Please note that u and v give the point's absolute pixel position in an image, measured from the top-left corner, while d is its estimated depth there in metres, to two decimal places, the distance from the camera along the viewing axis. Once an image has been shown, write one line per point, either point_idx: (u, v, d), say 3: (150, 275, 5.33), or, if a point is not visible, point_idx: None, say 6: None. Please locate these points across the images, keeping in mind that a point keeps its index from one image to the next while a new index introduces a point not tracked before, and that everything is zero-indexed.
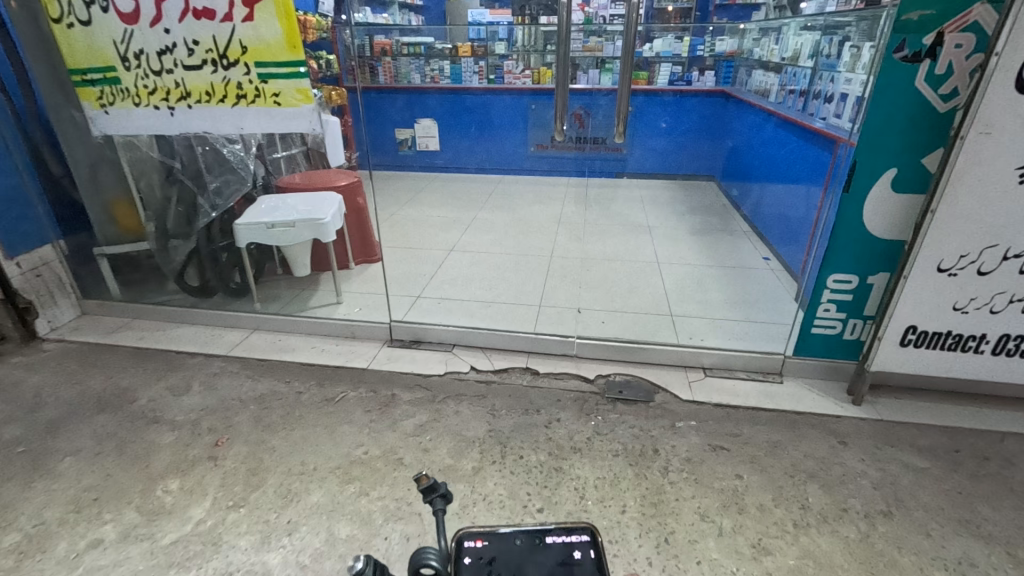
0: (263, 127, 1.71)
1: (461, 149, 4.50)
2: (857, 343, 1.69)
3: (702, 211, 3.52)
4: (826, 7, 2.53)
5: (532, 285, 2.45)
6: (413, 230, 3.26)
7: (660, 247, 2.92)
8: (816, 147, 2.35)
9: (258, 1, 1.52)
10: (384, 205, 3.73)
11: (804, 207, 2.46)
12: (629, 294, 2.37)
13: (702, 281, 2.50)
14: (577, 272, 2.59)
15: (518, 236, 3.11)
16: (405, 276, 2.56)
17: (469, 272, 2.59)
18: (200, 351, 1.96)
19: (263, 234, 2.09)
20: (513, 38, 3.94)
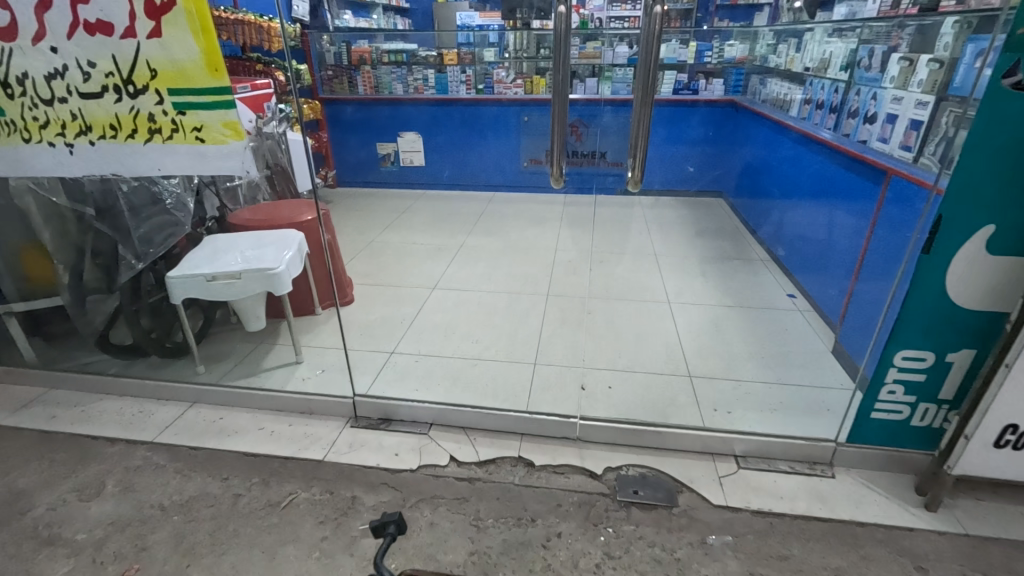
0: (187, 167, 1.37)
1: (446, 161, 4.09)
2: (927, 430, 1.36)
3: (714, 234, 3.19)
4: (859, 12, 2.22)
5: (526, 337, 2.11)
6: (392, 260, 2.91)
7: (670, 281, 2.58)
8: (851, 174, 2.03)
9: (166, 11, 1.17)
10: (363, 228, 3.37)
11: (837, 242, 2.14)
12: (638, 346, 2.03)
13: (721, 327, 2.17)
14: (578, 317, 2.25)
15: (510, 267, 2.75)
16: (379, 325, 2.21)
17: (453, 319, 2.25)
18: (122, 436, 1.61)
19: (202, 288, 1.75)
20: (504, 42, 3.56)
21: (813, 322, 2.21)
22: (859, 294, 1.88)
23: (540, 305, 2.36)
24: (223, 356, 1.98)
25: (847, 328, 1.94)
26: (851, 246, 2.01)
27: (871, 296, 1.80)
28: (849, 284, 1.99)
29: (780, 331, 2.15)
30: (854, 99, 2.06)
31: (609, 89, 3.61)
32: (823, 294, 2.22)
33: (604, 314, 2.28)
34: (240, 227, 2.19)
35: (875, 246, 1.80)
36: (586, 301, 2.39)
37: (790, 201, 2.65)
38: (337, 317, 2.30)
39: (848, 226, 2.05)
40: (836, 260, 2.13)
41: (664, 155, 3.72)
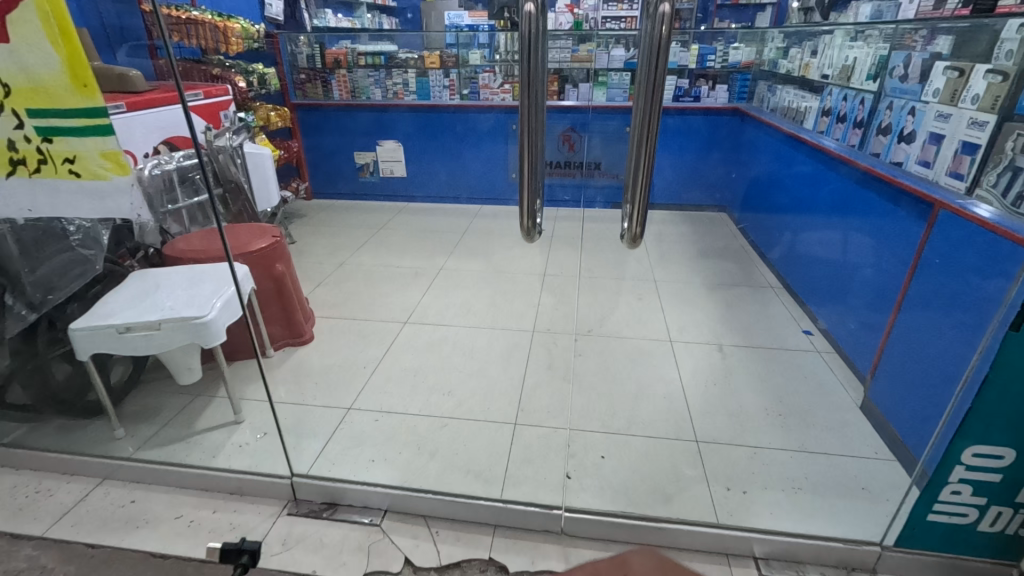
0: (64, 207, 1.08)
1: (429, 172, 3.81)
2: (998, 538, 1.09)
3: (718, 255, 2.91)
4: (886, 14, 1.96)
5: (505, 388, 1.82)
6: (363, 286, 2.61)
7: (672, 313, 2.29)
8: (881, 200, 1.75)
9: (10, 9, 0.87)
10: (334, 248, 3.08)
11: (862, 277, 1.85)
12: (636, 400, 1.75)
13: (731, 374, 1.89)
14: (567, 361, 1.96)
15: (493, 295, 2.46)
16: (338, 371, 1.93)
17: (424, 363, 1.96)
18: (7, 528, 1.32)
19: (113, 342, 1.46)
20: (496, 43, 3.32)
21: (835, 366, 1.93)
22: (894, 342, 1.60)
23: (524, 344, 2.08)
24: (150, 415, 1.68)
25: (879, 381, 1.66)
26: (880, 284, 1.73)
27: (909, 349, 1.52)
28: (880, 328, 1.71)
29: (798, 379, 1.87)
30: (886, 113, 1.78)
31: (604, 95, 3.33)
32: (845, 334, 1.94)
33: (597, 356, 2.00)
34: (178, 259, 1.90)
35: (914, 289, 1.52)
36: (576, 339, 2.11)
37: (803, 223, 2.37)
38: (293, 360, 2.02)
39: (876, 259, 1.77)
40: (862, 297, 1.84)
41: (663, 167, 3.44)
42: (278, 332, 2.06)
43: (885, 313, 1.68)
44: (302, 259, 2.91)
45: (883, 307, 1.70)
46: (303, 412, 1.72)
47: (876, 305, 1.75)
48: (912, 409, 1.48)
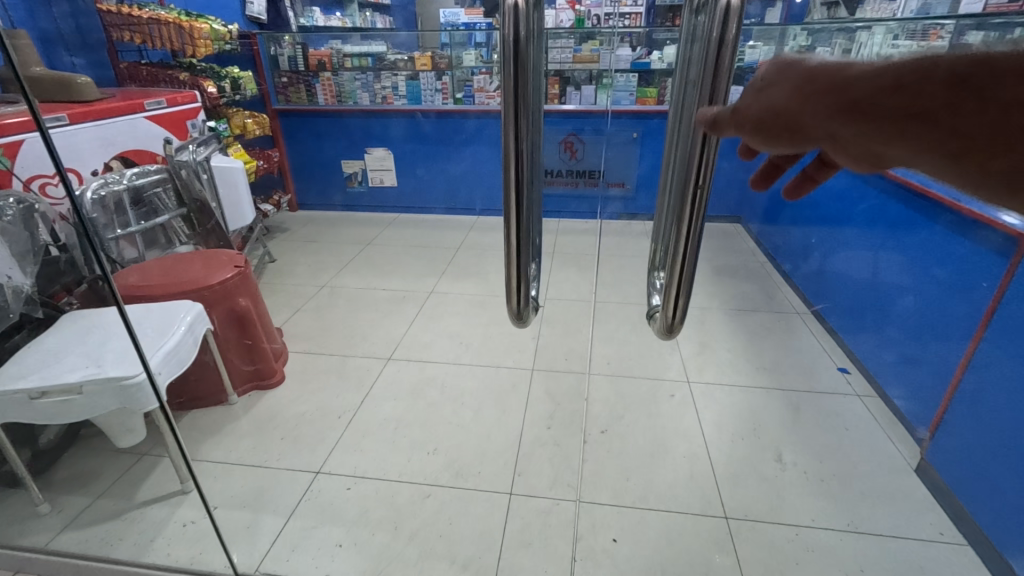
0: None
1: (422, 181, 3.56)
2: None
3: (735, 274, 2.65)
4: (932, 8, 1.72)
5: (500, 443, 1.58)
6: (346, 313, 2.37)
7: (690, 347, 2.05)
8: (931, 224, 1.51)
9: None
10: (317, 266, 2.83)
11: (904, 309, 1.62)
12: (651, 460, 1.51)
13: (759, 425, 1.64)
14: (572, 410, 1.72)
15: (488, 326, 2.22)
16: (309, 422, 1.69)
17: (408, 412, 1.72)
18: None
19: (27, 410, 1.22)
20: (492, 43, 3.00)
21: (876, 412, 1.68)
22: (954, 393, 1.36)
23: (523, 385, 1.84)
24: (82, 484, 1.43)
25: (935, 437, 1.42)
26: (929, 321, 1.50)
27: (976, 402, 1.28)
28: (933, 372, 1.47)
29: (836, 431, 1.62)
30: None
31: (608, 99, 3.07)
32: (891, 378, 1.68)
33: (605, 401, 1.75)
34: (125, 297, 1.68)
35: (980, 337, 1.28)
36: (582, 379, 1.87)
37: (833, 242, 2.11)
38: (260, 407, 1.77)
39: (925, 291, 1.53)
40: (905, 332, 1.60)
41: None
42: (242, 373, 1.81)
43: (942, 358, 1.44)
44: (281, 281, 2.67)
45: (937, 349, 1.46)
46: (264, 475, 1.48)
47: (930, 349, 1.49)
48: (983, 477, 1.24)
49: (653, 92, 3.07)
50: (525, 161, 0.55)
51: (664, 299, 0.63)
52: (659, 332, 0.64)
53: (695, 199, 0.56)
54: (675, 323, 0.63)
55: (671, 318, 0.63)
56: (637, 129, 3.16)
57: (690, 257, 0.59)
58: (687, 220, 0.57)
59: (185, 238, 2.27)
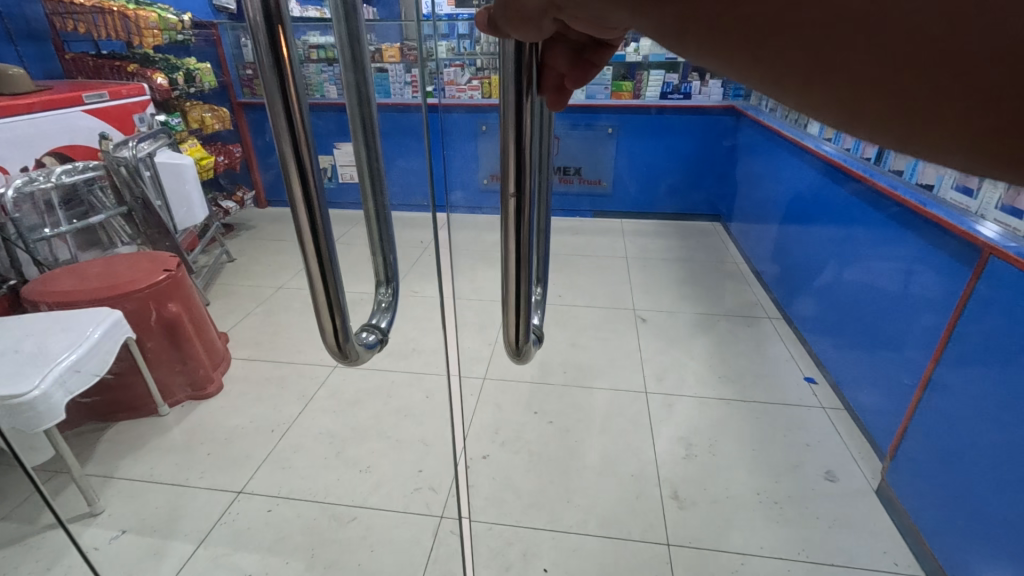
0: None
1: None
2: None
3: (709, 276, 2.56)
4: None
5: (439, 459, 1.50)
6: (300, 317, 2.27)
7: (652, 354, 1.95)
8: (897, 229, 1.42)
9: None
10: (277, 266, 2.73)
11: (868, 318, 1.53)
12: (596, 478, 1.42)
13: (713, 440, 1.55)
14: (520, 424, 1.63)
15: (445, 330, 2.12)
16: (241, 435, 1.60)
17: (348, 425, 1.63)
18: None
19: None
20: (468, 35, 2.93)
21: (841, 426, 1.59)
22: (914, 412, 1.27)
23: (471, 394, 1.75)
24: None
25: (894, 458, 1.33)
26: (892, 332, 1.41)
27: (936, 424, 1.19)
28: (898, 388, 1.38)
29: (797, 447, 1.53)
30: None
31: (583, 93, 3.01)
32: (856, 391, 1.59)
33: (555, 413, 1.67)
34: (40, 303, 1.57)
35: (942, 355, 1.19)
36: (534, 390, 1.78)
37: (806, 243, 2.01)
38: (191, 418, 1.68)
39: (887, 299, 1.44)
40: (869, 342, 1.52)
41: (652, 170, 3.16)
42: (172, 383, 1.71)
43: (904, 373, 1.35)
44: (238, 282, 2.58)
45: (899, 365, 1.37)
46: (182, 495, 1.39)
47: (895, 364, 1.39)
48: (946, 508, 1.15)
49: (628, 85, 2.99)
50: (319, 181, 0.43)
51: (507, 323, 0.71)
52: (505, 356, 0.75)
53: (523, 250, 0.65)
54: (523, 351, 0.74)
55: (517, 347, 0.73)
56: (612, 125, 3.05)
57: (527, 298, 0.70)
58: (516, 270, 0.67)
59: (126, 237, 2.17)
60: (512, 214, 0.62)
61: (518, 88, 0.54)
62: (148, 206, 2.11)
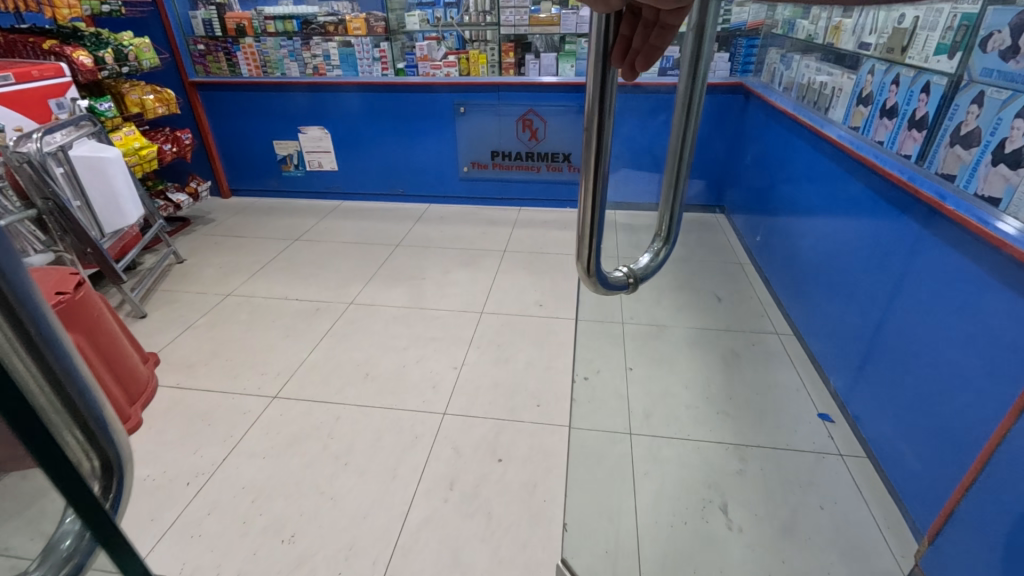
0: None
1: (365, 167, 3.16)
2: None
3: (710, 279, 2.26)
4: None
5: (377, 524, 1.26)
6: (246, 330, 2.02)
7: (642, 380, 1.69)
8: (949, 253, 1.12)
9: None
10: (230, 268, 2.46)
11: (904, 354, 1.25)
12: (563, 555, 1.20)
13: (708, 502, 1.30)
14: (479, 476, 1.37)
15: (407, 349, 1.86)
16: (150, 490, 1.36)
17: (276, 475, 1.39)
18: None
19: None
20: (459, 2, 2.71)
21: (861, 481, 1.33)
22: (965, 489, 1.00)
23: (425, 434, 1.50)
24: None
25: (935, 542, 1.07)
26: (939, 382, 1.13)
27: (992, 515, 0.93)
28: (947, 456, 1.10)
29: (809, 511, 1.27)
30: (975, 110, 1.10)
31: (572, 69, 2.73)
32: (882, 441, 1.32)
33: (522, 459, 1.42)
34: None
35: (999, 443, 0.93)
36: (500, 426, 1.52)
37: (822, 248, 1.73)
38: None
39: (930, 334, 1.16)
40: (905, 385, 1.24)
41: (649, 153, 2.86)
42: None
43: (958, 439, 1.06)
44: (184, 287, 2.31)
45: (950, 423, 1.09)
46: None
47: (943, 427, 1.11)
48: None
49: None
50: None
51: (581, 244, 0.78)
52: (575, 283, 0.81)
53: (593, 180, 0.69)
54: (593, 280, 0.80)
55: (589, 278, 0.80)
56: None
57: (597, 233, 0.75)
58: (587, 204, 0.71)
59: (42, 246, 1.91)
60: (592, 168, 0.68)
61: (603, 59, 0.58)
62: (62, 209, 1.80)
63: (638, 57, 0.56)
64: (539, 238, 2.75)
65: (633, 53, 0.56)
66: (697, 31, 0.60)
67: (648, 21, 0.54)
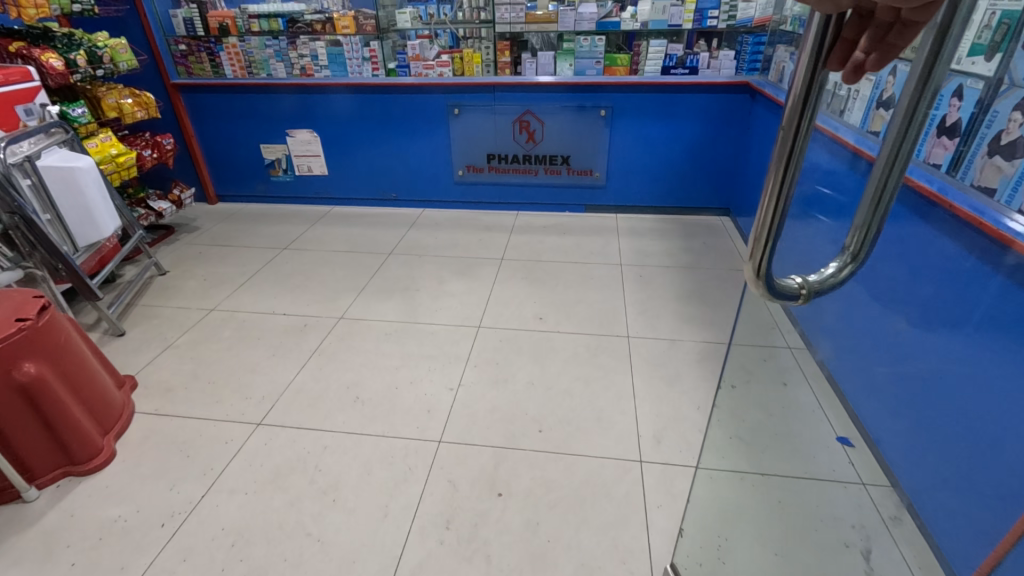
0: None
1: (357, 171, 3.05)
2: None
3: (716, 288, 2.19)
4: None
5: (367, 569, 1.17)
6: (229, 348, 1.91)
7: (650, 402, 1.60)
8: (1002, 281, 1.03)
9: None
10: (216, 281, 2.36)
11: (952, 384, 1.16)
12: None
13: (736, 541, 1.20)
14: (477, 514, 1.28)
15: (400, 369, 1.76)
16: (122, 532, 1.26)
17: (258, 514, 1.29)
18: None
19: None
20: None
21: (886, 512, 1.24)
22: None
23: (419, 464, 1.41)
24: None
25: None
26: (994, 419, 1.05)
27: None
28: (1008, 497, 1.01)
29: (833, 549, 1.16)
30: (1018, 117, 1.01)
31: (570, 68, 2.63)
32: (924, 470, 1.24)
33: (524, 493, 1.33)
34: None
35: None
36: (499, 455, 1.43)
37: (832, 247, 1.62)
38: (65, 505, 1.33)
39: (985, 366, 1.07)
40: (952, 417, 1.16)
41: (650, 156, 2.77)
42: (38, 460, 1.35)
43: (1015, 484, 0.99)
44: (166, 302, 2.20)
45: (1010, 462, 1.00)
46: None
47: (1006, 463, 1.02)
48: None
49: (623, 58, 2.60)
50: None
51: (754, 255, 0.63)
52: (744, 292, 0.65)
53: (783, 185, 0.57)
54: (763, 286, 0.63)
55: (758, 283, 0.64)
56: (606, 106, 2.65)
57: (776, 235, 0.61)
58: (769, 210, 0.59)
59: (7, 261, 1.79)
60: (783, 168, 0.57)
61: (816, 62, 0.50)
62: (30, 222, 1.68)
63: (867, 57, 0.48)
64: (537, 244, 2.65)
65: (859, 54, 0.48)
66: (940, 31, 0.47)
67: (886, 20, 0.46)
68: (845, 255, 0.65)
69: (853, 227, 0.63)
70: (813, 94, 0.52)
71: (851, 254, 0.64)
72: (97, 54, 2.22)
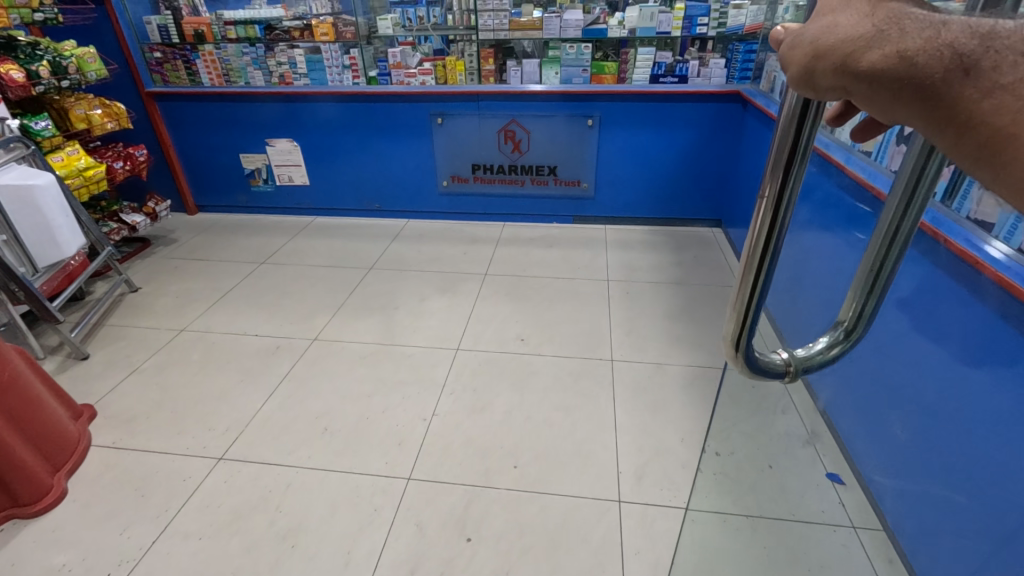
0: None
1: (339, 181, 2.97)
2: None
3: (706, 306, 2.11)
4: None
5: None
6: (197, 372, 1.83)
7: (632, 434, 1.52)
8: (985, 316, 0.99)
9: None
10: (189, 298, 2.28)
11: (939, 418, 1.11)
12: None
13: None
14: (445, 562, 1.20)
15: (373, 396, 1.69)
16: None
17: (212, 562, 1.22)
18: None
19: None
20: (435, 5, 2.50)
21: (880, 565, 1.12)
22: None
23: (386, 504, 1.33)
24: None
25: None
26: (978, 454, 1.01)
27: None
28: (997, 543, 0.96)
29: None
30: None
31: (556, 76, 2.55)
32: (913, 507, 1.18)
33: (495, 538, 1.25)
34: None
35: None
36: (472, 494, 1.35)
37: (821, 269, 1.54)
38: (8, 552, 1.25)
39: (973, 409, 1.02)
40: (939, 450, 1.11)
41: (639, 166, 2.70)
42: None
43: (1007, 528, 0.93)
44: (136, 321, 2.12)
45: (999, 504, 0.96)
46: None
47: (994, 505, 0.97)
48: None
49: (611, 66, 2.51)
50: None
51: (730, 319, 0.58)
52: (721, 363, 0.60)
53: (763, 256, 0.53)
54: (743, 363, 0.58)
55: (737, 359, 0.59)
56: (593, 115, 2.57)
57: (760, 301, 0.56)
58: (745, 285, 0.55)
59: None
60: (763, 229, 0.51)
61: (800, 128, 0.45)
62: None
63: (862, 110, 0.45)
64: (522, 257, 2.58)
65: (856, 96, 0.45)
66: None
67: None
68: (838, 331, 0.60)
69: (846, 303, 0.58)
70: (798, 161, 0.47)
71: (844, 331, 0.59)
72: (63, 64, 2.13)
